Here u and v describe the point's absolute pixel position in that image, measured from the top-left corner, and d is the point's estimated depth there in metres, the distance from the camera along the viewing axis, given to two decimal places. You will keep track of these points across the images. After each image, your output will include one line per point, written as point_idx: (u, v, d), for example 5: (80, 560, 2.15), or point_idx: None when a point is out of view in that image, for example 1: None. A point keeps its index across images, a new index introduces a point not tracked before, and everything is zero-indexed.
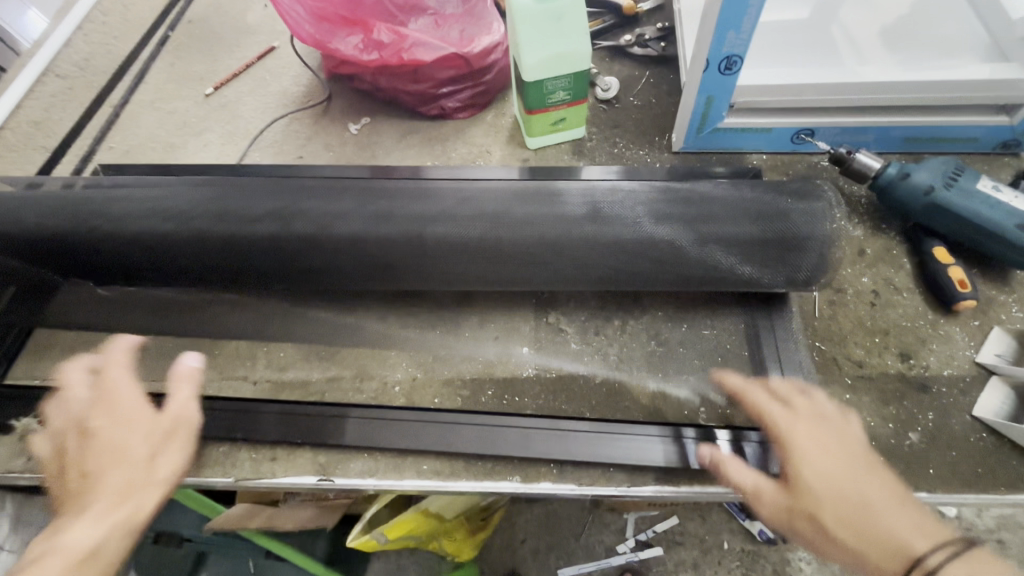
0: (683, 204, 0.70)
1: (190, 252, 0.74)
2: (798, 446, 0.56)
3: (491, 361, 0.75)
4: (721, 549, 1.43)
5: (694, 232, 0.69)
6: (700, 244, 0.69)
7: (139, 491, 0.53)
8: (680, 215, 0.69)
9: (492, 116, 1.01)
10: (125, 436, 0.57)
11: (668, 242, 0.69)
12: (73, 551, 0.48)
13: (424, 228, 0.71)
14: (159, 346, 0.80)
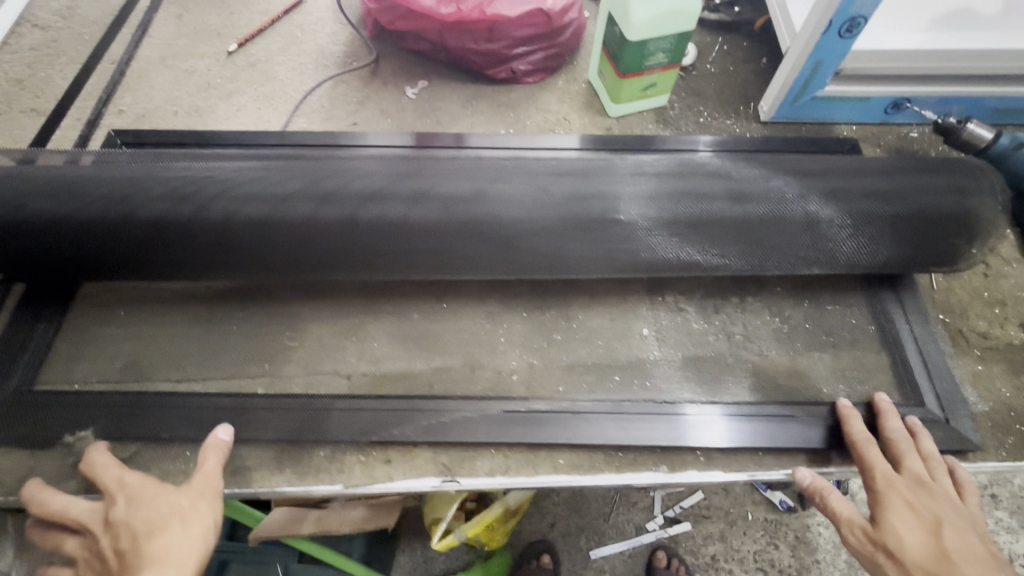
0: (740, 184, 0.67)
1: (195, 234, 0.64)
2: (892, 502, 0.53)
3: (611, 344, 0.70)
4: (745, 520, 1.09)
5: (754, 214, 0.66)
6: (759, 228, 0.66)
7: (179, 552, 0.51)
8: (740, 196, 0.66)
9: (564, 82, 0.93)
10: (174, 515, 0.53)
11: (727, 226, 0.66)
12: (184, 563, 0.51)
13: (495, 209, 0.65)
14: (227, 340, 0.70)
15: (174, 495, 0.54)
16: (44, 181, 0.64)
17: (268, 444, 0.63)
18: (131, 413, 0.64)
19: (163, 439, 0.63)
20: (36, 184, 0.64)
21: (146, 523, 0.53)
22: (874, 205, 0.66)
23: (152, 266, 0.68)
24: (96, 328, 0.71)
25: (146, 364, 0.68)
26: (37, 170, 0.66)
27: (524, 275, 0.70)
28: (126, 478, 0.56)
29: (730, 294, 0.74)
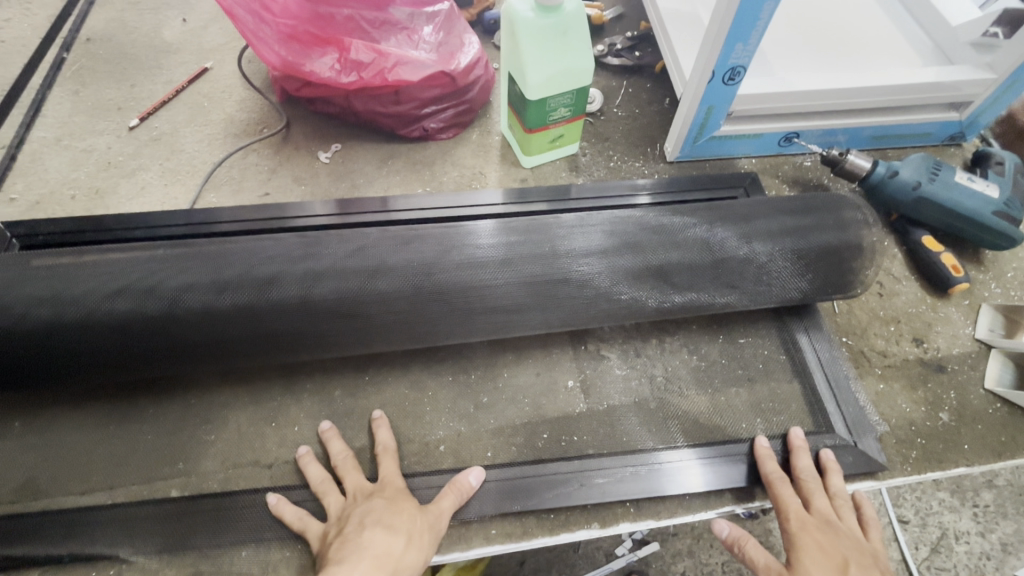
0: (645, 234, 0.69)
1: (87, 336, 0.61)
2: (803, 541, 0.56)
3: (538, 401, 0.70)
4: (709, 533, 1.10)
5: (660, 263, 0.68)
6: (667, 275, 0.68)
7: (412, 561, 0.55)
8: (645, 246, 0.68)
9: (478, 135, 0.95)
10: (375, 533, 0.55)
11: (636, 277, 0.68)
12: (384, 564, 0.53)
13: (389, 282, 0.64)
14: (135, 443, 0.66)
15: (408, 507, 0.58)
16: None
17: (183, 553, 0.60)
18: (26, 537, 0.59)
19: (65, 561, 0.59)
20: None
21: (385, 516, 0.57)
22: (770, 244, 0.70)
23: (43, 374, 0.63)
24: None
25: (44, 481, 0.63)
26: None
27: (443, 341, 0.69)
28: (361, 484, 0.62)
29: (650, 336, 0.76)
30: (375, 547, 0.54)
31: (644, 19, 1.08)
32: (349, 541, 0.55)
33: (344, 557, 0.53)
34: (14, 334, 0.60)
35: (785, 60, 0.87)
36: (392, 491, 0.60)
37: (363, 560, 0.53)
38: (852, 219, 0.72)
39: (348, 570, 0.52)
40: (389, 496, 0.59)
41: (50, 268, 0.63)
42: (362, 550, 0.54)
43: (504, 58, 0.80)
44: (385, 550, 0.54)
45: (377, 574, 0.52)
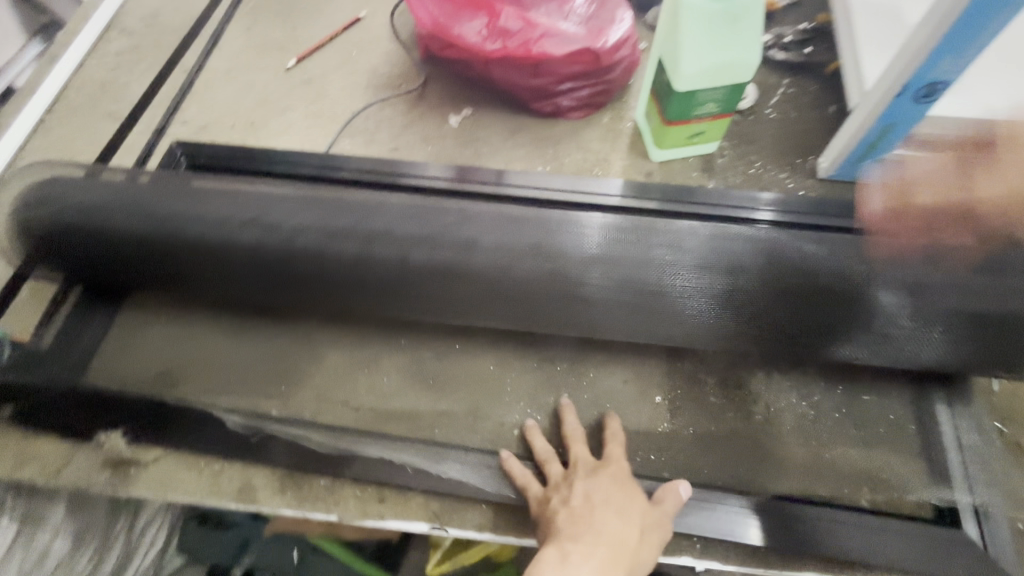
0: (785, 259, 0.61)
1: (230, 259, 0.68)
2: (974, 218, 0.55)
3: (622, 409, 0.67)
4: None
5: (799, 295, 0.60)
6: (802, 311, 0.61)
7: (645, 555, 0.54)
8: (783, 273, 0.61)
9: (610, 119, 0.91)
10: (619, 521, 0.55)
11: (766, 306, 0.61)
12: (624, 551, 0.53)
13: (499, 260, 0.64)
14: (251, 358, 0.74)
15: (630, 497, 0.57)
16: (104, 200, 0.70)
17: (275, 466, 0.66)
18: (157, 418, 0.68)
19: (182, 446, 0.67)
20: (98, 202, 0.70)
21: (618, 505, 0.56)
22: (938, 296, 0.59)
23: (189, 283, 0.71)
24: (140, 330, 0.76)
25: (176, 373, 0.73)
26: (100, 183, 0.73)
27: (538, 328, 0.68)
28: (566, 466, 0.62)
29: (758, 368, 0.69)
30: (614, 531, 0.54)
31: (824, 11, 0.95)
32: (595, 523, 0.55)
33: (578, 530, 0.54)
34: (174, 243, 0.68)
35: (1003, 80, 0.72)
36: (619, 473, 0.59)
37: (602, 545, 0.53)
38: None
39: (587, 547, 0.52)
40: (614, 477, 0.59)
41: (210, 190, 0.70)
42: (592, 536, 0.54)
43: (659, 41, 0.74)
44: (621, 538, 0.54)
45: (615, 559, 0.52)
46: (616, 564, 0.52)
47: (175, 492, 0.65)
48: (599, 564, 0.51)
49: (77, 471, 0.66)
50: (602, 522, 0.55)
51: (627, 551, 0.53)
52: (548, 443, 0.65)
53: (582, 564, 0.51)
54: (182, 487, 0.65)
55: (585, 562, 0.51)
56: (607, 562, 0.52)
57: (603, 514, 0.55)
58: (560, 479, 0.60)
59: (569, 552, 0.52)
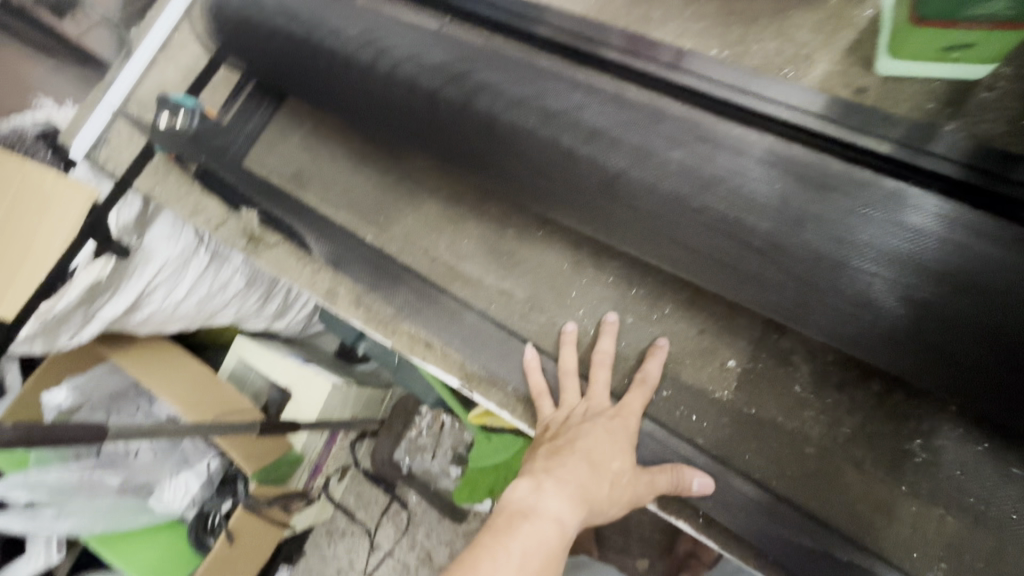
0: (1000, 267, 0.44)
1: (364, 84, 0.70)
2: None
3: (682, 358, 0.60)
4: None
5: (996, 319, 0.44)
6: (992, 341, 0.44)
7: (609, 507, 0.51)
8: (987, 283, 0.44)
9: (840, 2, 0.67)
10: (593, 467, 0.52)
11: (940, 319, 0.46)
12: (590, 497, 0.50)
13: (602, 152, 0.57)
14: (362, 185, 0.79)
15: (619, 452, 0.53)
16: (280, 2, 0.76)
17: (356, 284, 0.74)
18: (285, 212, 0.80)
19: (296, 241, 0.78)
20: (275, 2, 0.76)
21: (600, 454, 0.53)
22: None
23: (324, 96, 0.76)
24: (287, 132, 0.85)
25: (305, 177, 0.82)
26: None
27: (622, 243, 0.60)
28: (575, 404, 0.59)
29: (877, 380, 0.54)
30: (587, 473, 0.51)
31: None
32: (567, 460, 0.52)
33: (555, 463, 0.52)
34: (323, 57, 0.73)
35: None
36: (618, 424, 0.55)
37: (568, 484, 0.50)
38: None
39: (559, 477, 0.51)
40: (611, 426, 0.55)
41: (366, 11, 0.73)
42: (560, 474, 0.51)
43: None
44: (588, 483, 0.51)
45: (585, 495, 0.50)
46: (584, 502, 0.49)
47: (282, 275, 0.78)
48: (568, 497, 0.49)
49: (225, 233, 0.82)
50: (572, 462, 0.52)
51: (591, 497, 0.50)
52: (577, 359, 0.62)
53: (545, 494, 0.49)
54: (288, 274, 0.77)
55: (553, 492, 0.49)
56: (575, 498, 0.49)
57: (579, 458, 0.52)
58: (564, 417, 0.58)
59: (540, 479, 0.51)
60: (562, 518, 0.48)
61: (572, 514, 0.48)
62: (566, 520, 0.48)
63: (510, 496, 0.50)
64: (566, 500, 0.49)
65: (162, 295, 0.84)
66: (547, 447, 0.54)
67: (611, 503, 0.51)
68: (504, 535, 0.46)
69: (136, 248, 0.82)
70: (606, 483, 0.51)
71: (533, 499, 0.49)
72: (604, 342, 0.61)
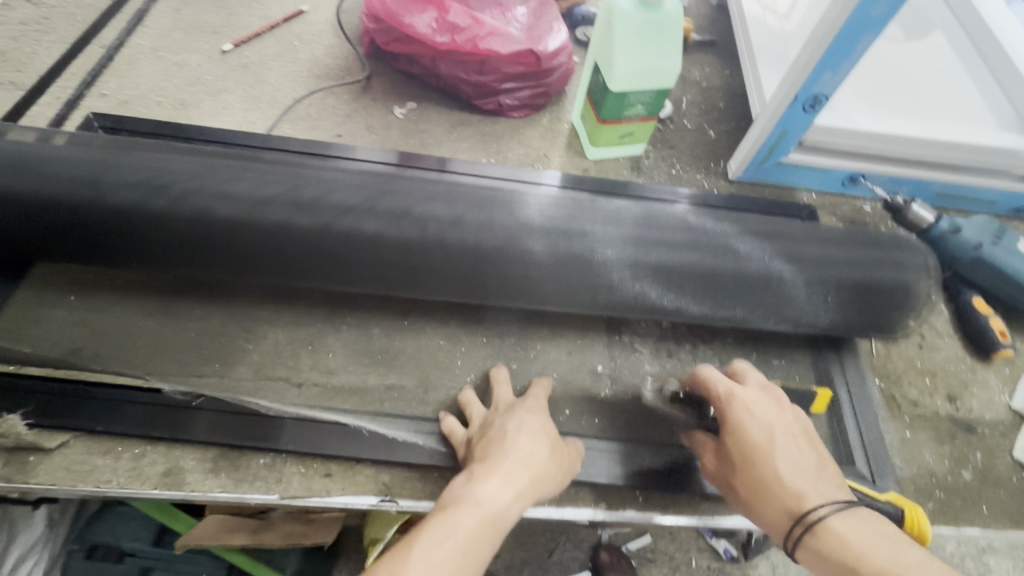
0: (709, 235, 0.69)
1: (158, 227, 0.63)
2: (741, 491, 0.56)
3: (565, 378, 0.71)
4: (688, 566, 1.07)
5: (721, 267, 0.68)
6: (721, 281, 0.68)
7: (548, 478, 0.57)
8: (701, 248, 0.68)
9: (548, 120, 0.98)
10: (523, 441, 0.59)
11: (693, 277, 0.68)
12: (529, 466, 0.57)
13: (436, 231, 0.65)
14: (173, 337, 0.68)
15: (543, 423, 0.62)
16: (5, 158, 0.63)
17: (208, 447, 0.62)
18: (65, 402, 0.62)
19: (97, 431, 0.61)
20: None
21: (531, 430, 0.60)
22: (821, 268, 0.69)
23: (102, 254, 0.65)
24: (39, 310, 0.68)
25: (87, 353, 0.66)
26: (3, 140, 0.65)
27: (482, 298, 0.69)
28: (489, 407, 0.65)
29: (684, 339, 0.77)
30: (521, 447, 0.58)
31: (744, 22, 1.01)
32: (503, 443, 0.59)
33: (489, 456, 0.57)
34: (91, 209, 0.62)
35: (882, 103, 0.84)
36: (534, 407, 0.64)
37: (505, 461, 0.56)
38: (906, 261, 0.70)
39: (492, 466, 0.56)
40: (529, 410, 0.63)
41: (128, 153, 0.65)
42: (495, 455, 0.57)
43: (595, 47, 0.82)
44: (526, 454, 0.57)
45: (519, 472, 0.56)
46: (521, 477, 0.55)
47: (84, 481, 0.59)
48: (503, 479, 0.55)
49: None
50: (508, 444, 0.58)
51: (530, 470, 0.56)
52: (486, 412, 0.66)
53: (486, 479, 0.54)
54: (95, 476, 0.59)
55: (487, 478, 0.54)
56: (514, 474, 0.55)
57: (514, 437, 0.59)
58: (482, 422, 0.63)
59: (476, 472, 0.56)
60: (500, 498, 0.53)
61: (504, 492, 0.54)
62: (507, 491, 0.54)
63: (448, 491, 0.55)
64: (500, 480, 0.54)
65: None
66: (482, 443, 0.60)
67: (551, 470, 0.58)
68: (429, 523, 0.51)
69: None
70: (541, 452, 0.58)
71: (470, 488, 0.54)
72: (501, 375, 0.68)
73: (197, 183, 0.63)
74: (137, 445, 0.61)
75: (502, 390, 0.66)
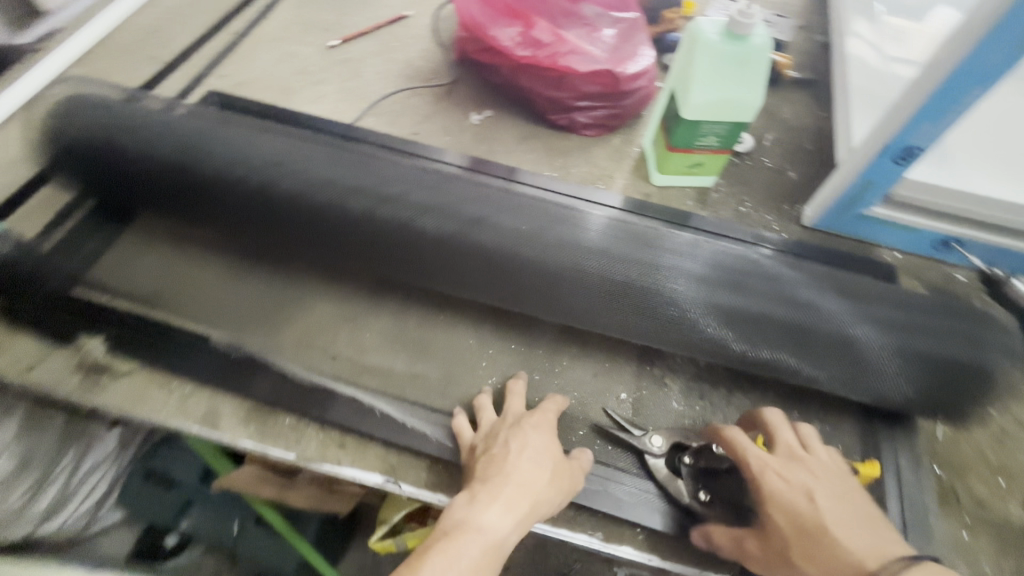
0: (753, 278, 0.67)
1: (239, 196, 0.71)
2: (797, 558, 0.54)
3: (586, 399, 0.70)
4: None
5: (762, 313, 0.65)
6: (762, 328, 0.65)
7: (547, 501, 0.58)
8: (743, 290, 0.66)
9: (620, 142, 0.97)
10: (525, 465, 0.59)
11: (731, 319, 0.65)
12: (529, 490, 0.57)
13: (480, 235, 0.68)
14: (236, 295, 0.76)
15: (549, 444, 0.62)
16: (136, 121, 0.74)
17: (244, 399, 0.68)
18: (139, 335, 0.70)
19: (158, 365, 0.69)
20: (130, 120, 0.74)
21: (535, 452, 0.60)
22: (882, 333, 0.64)
23: (191, 212, 0.73)
24: (135, 253, 0.78)
25: (164, 296, 0.75)
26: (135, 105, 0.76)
27: (516, 306, 0.70)
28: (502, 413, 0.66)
29: (720, 383, 0.73)
30: (523, 472, 0.59)
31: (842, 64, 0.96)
32: (505, 465, 0.59)
33: (490, 478, 0.58)
34: (190, 172, 0.71)
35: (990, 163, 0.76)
36: (541, 424, 0.64)
37: (506, 485, 0.57)
38: (985, 340, 0.63)
39: (494, 490, 0.57)
40: (535, 426, 0.63)
41: (233, 130, 0.75)
42: (496, 477, 0.58)
43: (674, 74, 0.81)
44: (526, 480, 0.58)
45: (519, 499, 0.57)
46: (520, 504, 0.56)
47: (139, 407, 0.66)
48: (502, 506, 0.56)
49: (49, 371, 0.68)
50: (509, 466, 0.59)
51: (530, 495, 0.57)
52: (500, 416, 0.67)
53: (487, 504, 0.56)
54: (149, 405, 0.67)
55: (488, 504, 0.56)
56: (512, 500, 0.56)
57: (516, 460, 0.60)
58: (488, 430, 0.64)
59: (477, 494, 0.57)
60: (501, 525, 0.55)
61: (502, 519, 0.55)
62: (507, 517, 0.55)
63: (448, 513, 0.56)
64: (500, 507, 0.56)
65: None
66: (484, 461, 0.61)
67: (551, 492, 0.58)
68: (431, 549, 0.53)
69: None
70: (543, 475, 0.59)
71: (468, 512, 0.56)
72: (516, 388, 0.68)
73: (281, 163, 0.71)
74: (187, 384, 0.68)
75: (511, 401, 0.67)
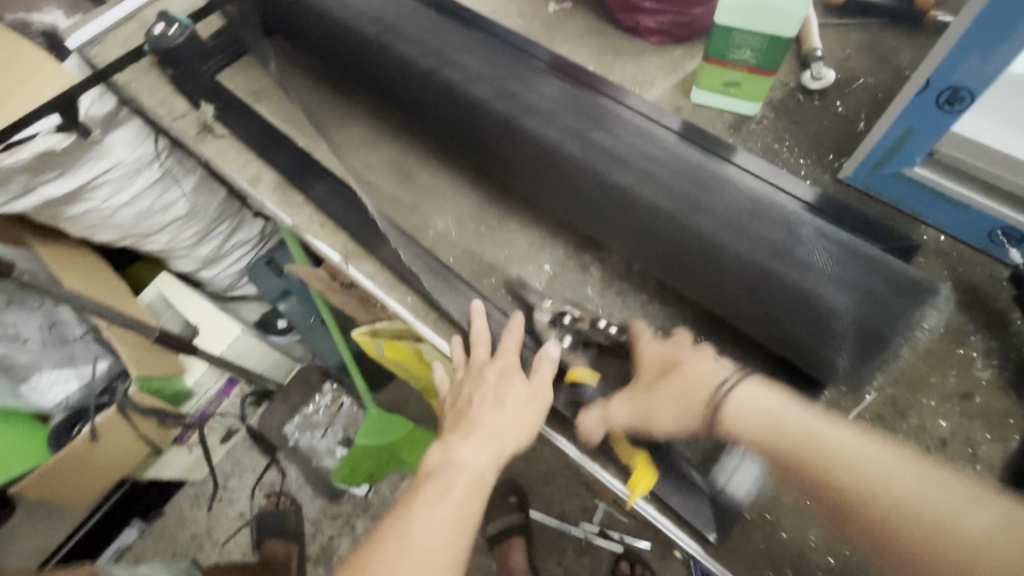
0: (698, 188, 0.68)
1: (323, 26, 0.91)
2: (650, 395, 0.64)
3: (513, 259, 0.79)
4: None
5: (688, 220, 0.66)
6: (682, 233, 0.66)
7: (515, 435, 0.71)
8: (680, 193, 0.68)
9: (680, 54, 0.94)
10: (490, 410, 0.73)
11: (657, 217, 0.68)
12: (495, 430, 0.72)
13: (475, 92, 0.79)
14: (309, 107, 0.99)
15: (516, 388, 0.72)
16: None
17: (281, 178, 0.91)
18: (237, 116, 0.97)
19: (240, 139, 0.95)
20: None
21: (497, 402, 0.72)
22: (809, 276, 0.60)
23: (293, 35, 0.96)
24: (259, 61, 1.05)
25: (263, 95, 1.01)
26: None
27: (489, 163, 0.81)
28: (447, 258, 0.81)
29: (644, 288, 0.75)
30: (491, 421, 0.73)
31: None
32: (475, 413, 0.75)
33: (465, 423, 0.75)
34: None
35: None
36: (501, 366, 0.73)
37: (482, 429, 0.73)
38: (918, 320, 0.58)
39: (467, 434, 0.74)
40: (495, 373, 0.73)
41: None
42: (471, 422, 0.74)
43: None
44: (498, 428, 0.72)
45: (492, 443, 0.72)
46: (492, 445, 0.73)
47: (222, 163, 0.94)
48: (477, 447, 0.73)
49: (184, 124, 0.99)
50: (481, 413, 0.74)
51: (504, 434, 0.72)
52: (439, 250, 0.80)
53: (464, 444, 0.74)
54: (228, 163, 0.94)
55: (465, 445, 0.74)
56: (485, 446, 0.73)
57: (486, 410, 0.73)
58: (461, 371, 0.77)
59: (455, 438, 0.75)
60: (481, 459, 0.72)
61: (477, 456, 0.73)
62: (482, 451, 0.73)
63: (436, 454, 0.76)
64: (476, 447, 0.73)
65: (105, 193, 1.08)
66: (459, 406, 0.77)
67: (523, 430, 0.71)
68: (433, 485, 0.73)
69: (98, 144, 1.02)
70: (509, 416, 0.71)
71: (449, 453, 0.74)
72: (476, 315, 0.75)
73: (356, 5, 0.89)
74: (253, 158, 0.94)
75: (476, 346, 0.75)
